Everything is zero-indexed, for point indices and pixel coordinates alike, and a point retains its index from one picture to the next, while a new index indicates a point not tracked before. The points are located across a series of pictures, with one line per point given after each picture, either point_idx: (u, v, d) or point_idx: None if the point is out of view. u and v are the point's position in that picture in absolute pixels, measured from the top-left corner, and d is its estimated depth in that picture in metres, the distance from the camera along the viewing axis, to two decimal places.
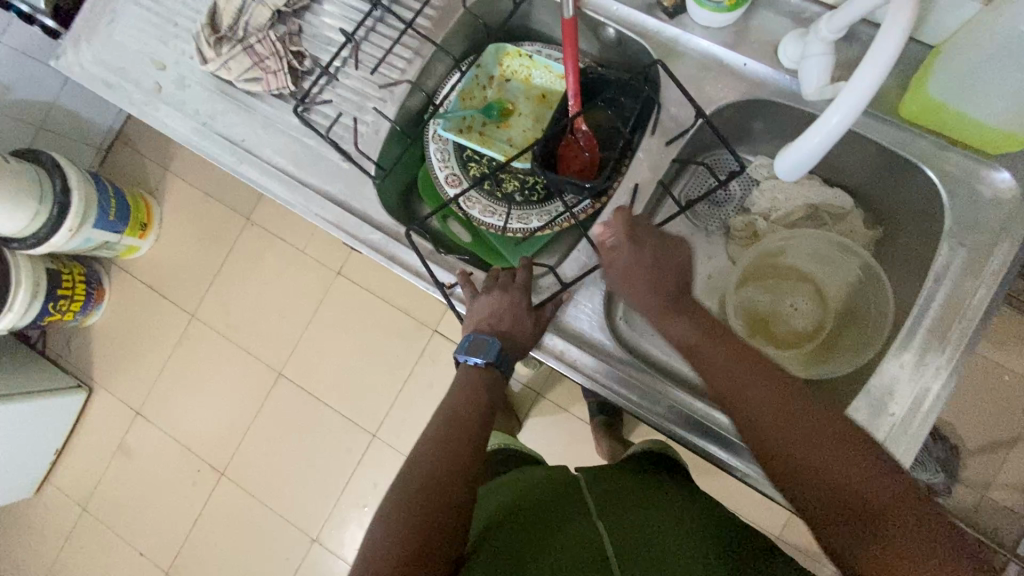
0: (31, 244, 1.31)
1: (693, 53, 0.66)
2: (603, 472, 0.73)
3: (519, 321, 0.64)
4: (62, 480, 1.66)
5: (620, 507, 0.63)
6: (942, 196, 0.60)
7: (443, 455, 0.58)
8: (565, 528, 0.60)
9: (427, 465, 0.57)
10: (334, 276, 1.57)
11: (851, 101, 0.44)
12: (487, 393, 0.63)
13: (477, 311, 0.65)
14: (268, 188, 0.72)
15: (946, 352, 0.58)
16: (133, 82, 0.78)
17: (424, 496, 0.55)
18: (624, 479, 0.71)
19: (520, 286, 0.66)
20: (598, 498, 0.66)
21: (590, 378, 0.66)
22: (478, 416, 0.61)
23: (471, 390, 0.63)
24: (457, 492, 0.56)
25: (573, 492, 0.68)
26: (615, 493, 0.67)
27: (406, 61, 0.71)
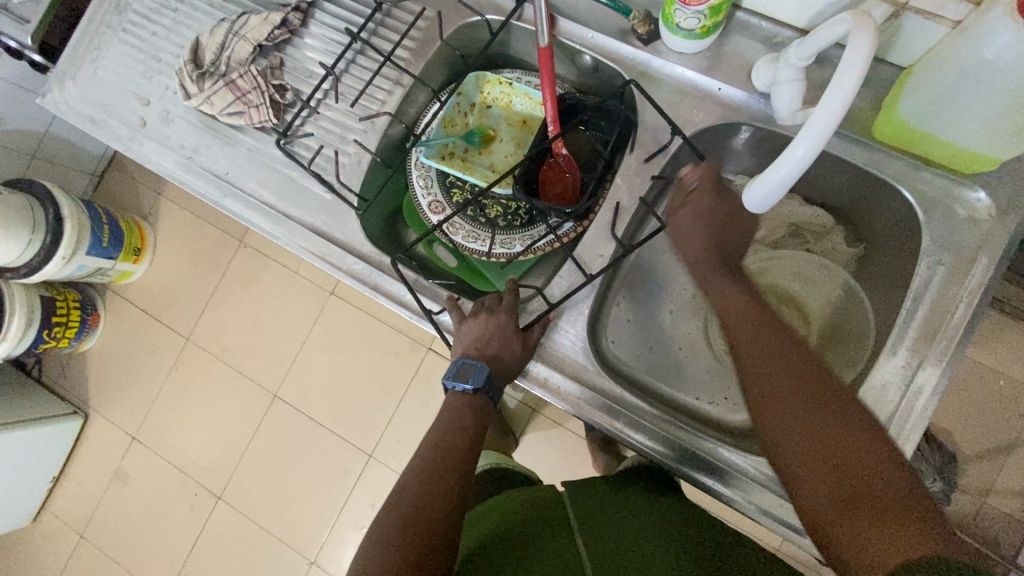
0: (24, 273, 1.32)
1: (667, 79, 0.67)
2: (591, 484, 0.73)
3: (506, 345, 0.64)
4: (60, 507, 1.65)
5: (605, 525, 0.63)
6: (919, 215, 0.60)
7: (428, 481, 0.58)
8: (547, 553, 0.59)
9: (413, 493, 0.57)
10: (328, 296, 1.57)
11: (817, 130, 0.44)
12: (472, 418, 0.63)
13: (464, 336, 0.65)
14: (252, 220, 0.73)
15: (928, 371, 0.58)
16: (118, 118, 0.78)
17: (410, 525, 0.55)
18: (611, 493, 0.70)
19: (507, 309, 0.66)
20: (584, 514, 0.65)
21: (573, 403, 0.66)
22: (467, 443, 0.61)
23: (456, 415, 0.63)
24: (442, 518, 0.56)
25: (560, 508, 0.67)
26: (602, 509, 0.66)
27: (386, 92, 0.72)
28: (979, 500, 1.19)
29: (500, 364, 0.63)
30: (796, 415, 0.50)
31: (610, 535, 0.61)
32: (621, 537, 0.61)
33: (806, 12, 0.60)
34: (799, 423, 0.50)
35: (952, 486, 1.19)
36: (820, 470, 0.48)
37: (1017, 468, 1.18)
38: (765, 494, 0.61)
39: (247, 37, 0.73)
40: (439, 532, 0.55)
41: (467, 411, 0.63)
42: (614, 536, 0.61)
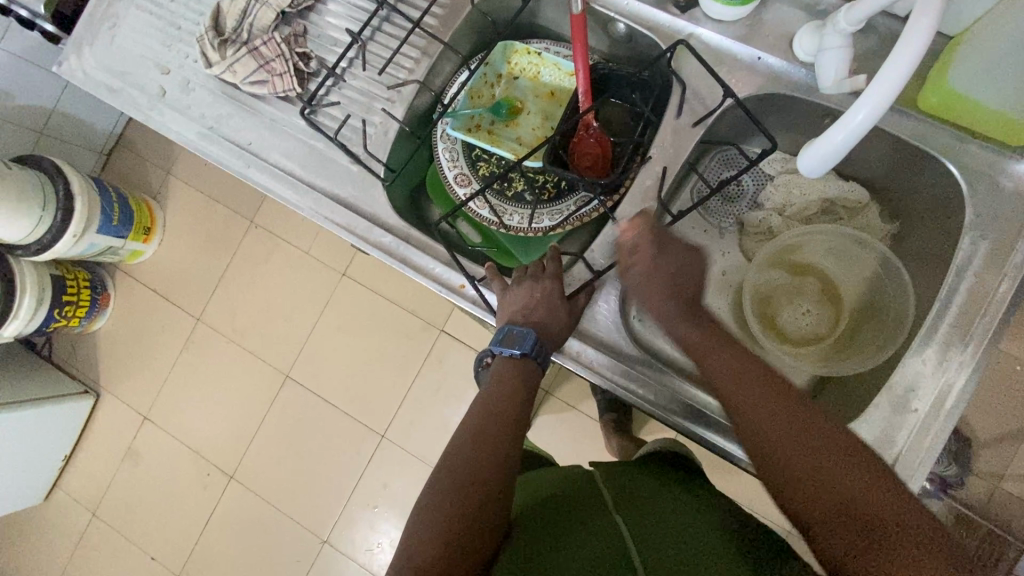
0: (36, 251, 1.31)
1: (705, 48, 0.65)
2: (631, 470, 0.72)
3: (553, 317, 0.63)
4: (72, 485, 1.66)
5: (649, 508, 0.62)
6: (963, 187, 0.59)
7: (476, 456, 0.57)
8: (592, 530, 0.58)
9: (460, 464, 0.56)
10: (339, 277, 1.56)
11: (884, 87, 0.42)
12: (524, 385, 0.62)
13: (511, 302, 0.64)
14: (276, 192, 0.72)
15: (968, 348, 0.57)
16: (137, 87, 0.77)
17: (456, 497, 0.54)
18: (650, 479, 0.69)
19: (552, 278, 0.65)
20: (626, 497, 0.64)
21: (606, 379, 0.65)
22: (513, 415, 0.59)
23: (507, 384, 0.62)
24: (488, 492, 0.55)
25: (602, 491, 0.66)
26: (644, 493, 0.65)
27: (414, 61, 0.71)
28: (993, 485, 1.19)
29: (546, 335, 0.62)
30: (794, 441, 0.49)
31: (653, 516, 0.60)
32: (664, 518, 0.60)
33: None
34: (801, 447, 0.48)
35: (966, 471, 1.19)
36: (833, 506, 0.46)
37: None
38: None
39: (270, 3, 0.72)
40: (483, 505, 0.54)
41: (515, 384, 0.62)
42: (658, 518, 0.60)
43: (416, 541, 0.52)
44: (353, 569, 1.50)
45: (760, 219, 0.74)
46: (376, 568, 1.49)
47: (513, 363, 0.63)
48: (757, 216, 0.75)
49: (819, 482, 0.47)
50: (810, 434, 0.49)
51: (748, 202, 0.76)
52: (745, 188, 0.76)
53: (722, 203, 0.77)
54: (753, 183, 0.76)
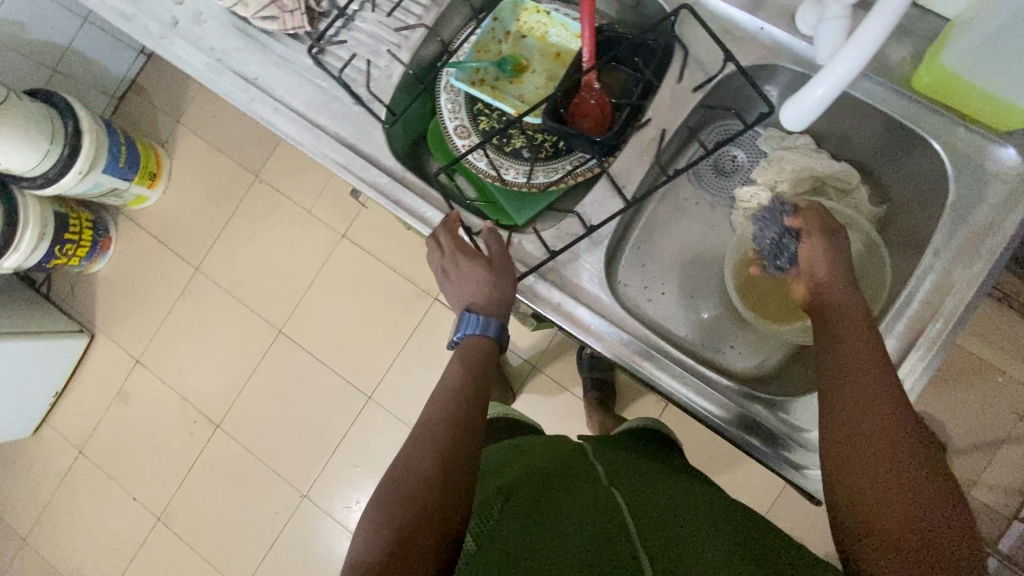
0: (41, 184, 1.32)
1: (710, 15, 0.66)
2: (610, 449, 0.72)
3: (500, 293, 0.64)
4: (61, 422, 1.68)
5: (632, 480, 0.62)
6: (948, 169, 0.60)
7: (450, 443, 0.56)
8: (581, 493, 0.58)
9: (431, 457, 0.55)
10: (339, 238, 1.58)
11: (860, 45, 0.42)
12: (484, 361, 0.63)
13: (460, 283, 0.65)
14: (278, 127, 0.73)
15: (937, 326, 0.58)
16: (149, 15, 0.77)
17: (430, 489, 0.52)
18: (630, 458, 0.70)
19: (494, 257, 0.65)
20: (607, 468, 0.64)
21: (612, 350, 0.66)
22: (476, 387, 0.60)
23: (471, 358, 0.63)
24: (465, 476, 0.54)
25: (580, 464, 0.66)
26: (624, 467, 0.65)
27: (423, 8, 0.72)
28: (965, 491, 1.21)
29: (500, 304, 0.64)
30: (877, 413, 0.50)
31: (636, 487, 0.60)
32: (647, 489, 0.60)
33: None
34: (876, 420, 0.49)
35: None
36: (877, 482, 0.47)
37: (1004, 463, 1.20)
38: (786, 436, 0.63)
39: None
40: (458, 491, 0.53)
41: (476, 366, 0.62)
42: (642, 488, 0.60)
43: (389, 513, 0.51)
44: (330, 524, 1.52)
45: (752, 194, 0.75)
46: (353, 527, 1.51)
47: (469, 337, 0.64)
48: (749, 191, 0.75)
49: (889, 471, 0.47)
50: (894, 419, 0.49)
51: (742, 177, 0.78)
52: (740, 164, 0.78)
53: (716, 176, 0.79)
54: (748, 160, 0.78)
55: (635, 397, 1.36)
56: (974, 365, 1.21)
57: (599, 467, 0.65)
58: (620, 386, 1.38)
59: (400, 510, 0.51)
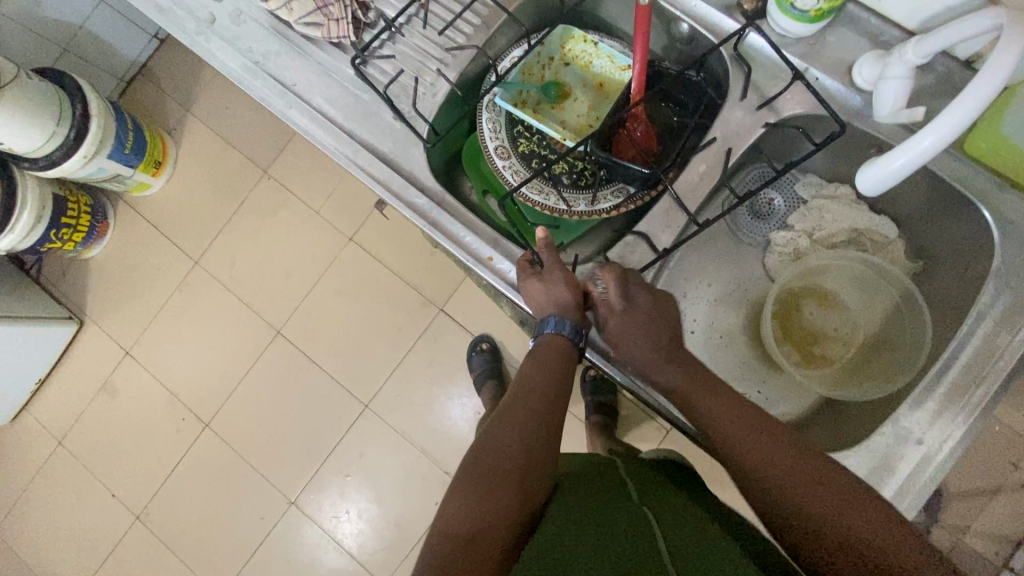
0: (42, 165, 1.27)
1: (763, 60, 0.66)
2: (642, 470, 0.69)
3: (579, 300, 0.63)
4: (42, 411, 1.62)
5: (666, 496, 0.59)
6: (995, 235, 0.60)
7: (515, 443, 0.56)
8: (618, 506, 0.54)
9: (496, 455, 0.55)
10: (346, 241, 1.55)
11: (950, 123, 0.44)
12: (556, 369, 0.62)
13: (536, 293, 0.63)
14: (315, 135, 0.70)
15: (977, 392, 0.58)
16: (186, 10, 0.75)
17: (493, 486, 0.53)
18: (662, 481, 0.67)
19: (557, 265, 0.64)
20: (638, 484, 0.62)
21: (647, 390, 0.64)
22: (544, 400, 0.60)
23: (544, 360, 0.62)
24: (528, 474, 0.55)
25: (613, 475, 0.64)
26: (658, 486, 0.63)
27: (473, 28, 0.70)
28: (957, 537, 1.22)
29: (569, 313, 0.62)
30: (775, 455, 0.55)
31: (667, 501, 0.58)
32: (683, 507, 0.57)
33: (922, 12, 0.59)
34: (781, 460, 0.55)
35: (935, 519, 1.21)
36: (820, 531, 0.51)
37: (999, 511, 1.21)
38: None
39: None
40: (510, 498, 0.53)
41: (548, 370, 0.61)
42: (689, 509, 0.57)
43: (451, 516, 0.52)
44: (316, 534, 1.49)
45: (788, 239, 0.75)
46: (339, 536, 1.48)
47: (545, 337, 0.63)
48: (784, 236, 0.75)
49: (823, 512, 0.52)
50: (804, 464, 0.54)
51: (776, 222, 0.77)
52: (776, 208, 0.77)
53: (753, 218, 0.78)
54: (785, 205, 0.77)
55: (637, 423, 1.35)
56: None
57: (631, 480, 0.62)
58: (623, 411, 1.37)
59: (460, 514, 0.52)
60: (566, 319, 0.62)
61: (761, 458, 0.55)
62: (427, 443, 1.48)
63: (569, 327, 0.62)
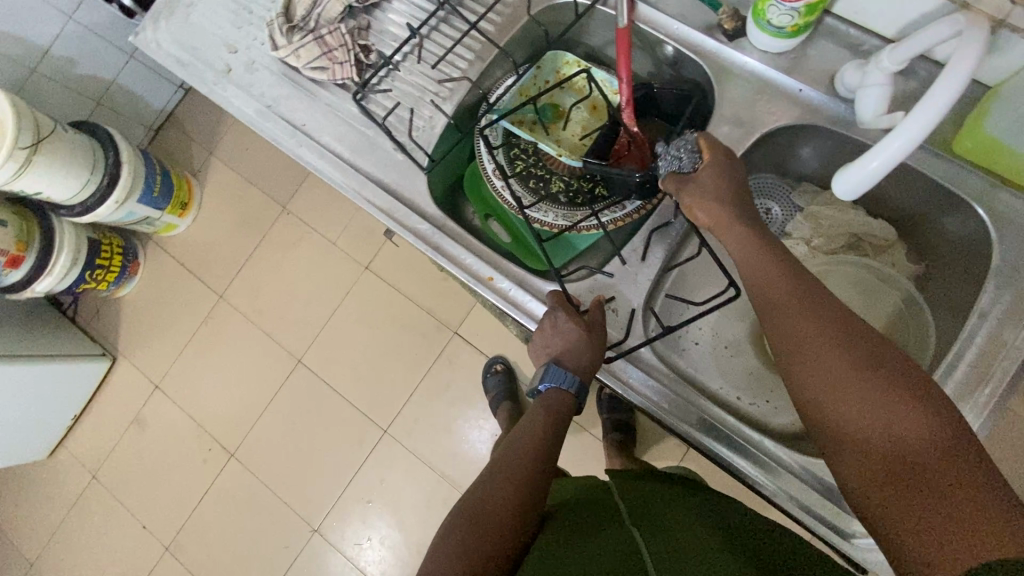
0: (77, 211, 1.36)
1: (749, 77, 0.68)
2: (649, 482, 0.71)
3: (588, 358, 0.64)
4: (77, 446, 1.68)
5: (651, 512, 0.62)
6: (992, 234, 0.60)
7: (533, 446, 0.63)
8: (603, 534, 0.57)
9: (494, 498, 0.57)
10: (362, 270, 1.60)
11: (913, 128, 0.46)
12: (562, 416, 0.66)
13: (554, 339, 0.65)
14: (323, 171, 0.75)
15: (985, 391, 0.57)
16: (205, 63, 0.81)
17: (492, 520, 0.56)
18: (655, 487, 0.70)
19: (598, 328, 0.66)
20: (627, 501, 0.64)
21: (650, 403, 0.66)
22: (551, 422, 0.65)
23: (550, 412, 0.66)
24: (524, 514, 0.58)
25: (602, 498, 0.66)
26: (646, 496, 0.66)
27: (467, 61, 0.74)
28: None
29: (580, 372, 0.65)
30: (825, 366, 0.50)
31: (654, 518, 0.60)
32: (671, 519, 0.60)
33: (898, 21, 0.61)
34: (831, 372, 0.49)
35: None
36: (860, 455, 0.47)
37: None
38: (806, 490, 0.62)
39: None
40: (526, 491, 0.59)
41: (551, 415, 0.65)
42: (663, 519, 0.59)
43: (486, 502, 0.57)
44: (340, 562, 1.49)
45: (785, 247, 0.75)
46: (362, 564, 1.48)
47: (550, 391, 0.67)
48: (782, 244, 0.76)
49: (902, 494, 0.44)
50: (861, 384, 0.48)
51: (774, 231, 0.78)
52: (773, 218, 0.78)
53: None
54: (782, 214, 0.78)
55: (655, 441, 1.34)
56: (1008, 421, 1.16)
57: (619, 501, 0.64)
58: (641, 428, 1.35)
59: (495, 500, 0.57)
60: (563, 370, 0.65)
61: (808, 373, 0.51)
62: (446, 467, 1.48)
63: (576, 383, 0.66)
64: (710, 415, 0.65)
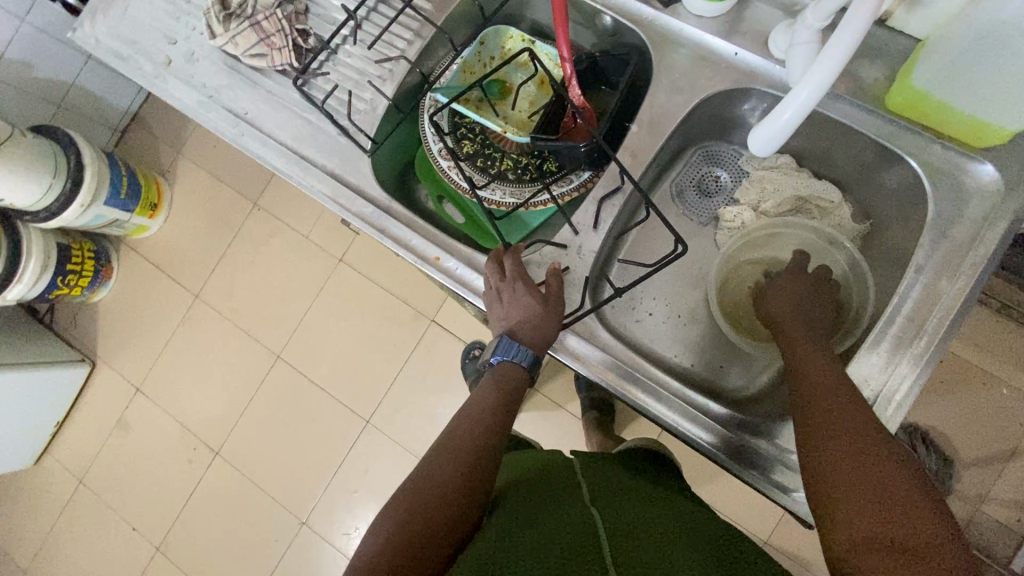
0: (42, 217, 1.34)
1: (686, 43, 0.68)
2: (606, 467, 0.72)
3: (545, 329, 0.64)
4: (62, 452, 1.69)
5: (613, 495, 0.62)
6: (926, 186, 0.61)
7: (483, 433, 0.60)
8: (560, 510, 0.57)
9: (439, 488, 0.55)
10: (336, 263, 1.59)
11: (818, 77, 0.46)
12: (515, 393, 0.64)
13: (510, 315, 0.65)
14: (267, 159, 0.74)
15: (921, 343, 0.58)
16: (144, 55, 0.80)
17: (436, 509, 0.54)
18: (613, 470, 0.71)
19: (555, 299, 0.66)
20: (591, 483, 0.65)
21: (599, 372, 0.67)
22: (501, 404, 0.63)
23: (502, 385, 0.64)
24: (470, 496, 0.56)
25: (566, 478, 0.67)
26: (607, 481, 0.67)
27: (406, 41, 0.74)
28: (974, 507, 1.16)
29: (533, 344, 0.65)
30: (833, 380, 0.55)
31: (617, 501, 0.61)
32: (631, 504, 0.60)
33: None
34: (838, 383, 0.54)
35: (946, 490, 1.16)
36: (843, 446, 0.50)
37: (1015, 477, 1.15)
38: (750, 450, 0.63)
39: None
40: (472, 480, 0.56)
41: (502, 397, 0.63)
42: (621, 504, 0.60)
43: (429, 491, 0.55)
44: (329, 552, 1.51)
45: (736, 214, 0.76)
46: (352, 553, 1.49)
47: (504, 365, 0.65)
48: (732, 211, 0.76)
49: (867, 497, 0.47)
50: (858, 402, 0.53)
51: (725, 198, 0.79)
52: (723, 184, 0.79)
53: (701, 199, 0.79)
54: (732, 180, 0.78)
55: (633, 417, 1.35)
56: (975, 378, 1.17)
57: (583, 483, 0.65)
58: (618, 405, 1.36)
59: (438, 490, 0.55)
60: (518, 345, 0.64)
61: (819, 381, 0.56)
62: None
63: (530, 357, 0.64)
64: (658, 383, 0.67)
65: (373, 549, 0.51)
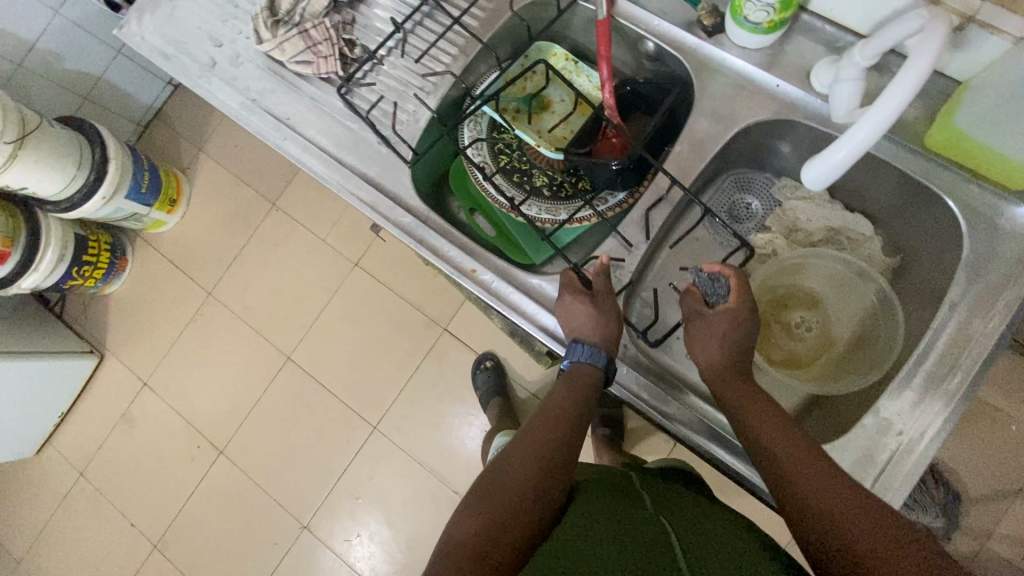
0: (64, 207, 1.35)
1: (727, 72, 0.69)
2: (658, 481, 0.69)
3: (607, 328, 0.65)
4: (64, 443, 1.68)
5: (682, 509, 0.59)
6: (961, 226, 0.62)
7: (556, 422, 0.61)
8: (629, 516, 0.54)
9: (513, 474, 0.56)
10: (351, 267, 1.60)
11: (877, 118, 0.48)
12: (590, 390, 0.63)
13: (573, 318, 0.65)
14: (307, 165, 0.75)
15: (955, 380, 0.59)
16: (189, 56, 0.81)
17: (511, 495, 0.54)
18: (668, 485, 0.69)
19: (605, 296, 0.66)
20: (654, 496, 0.62)
21: (628, 391, 0.68)
22: (572, 398, 0.62)
23: (573, 382, 0.64)
24: (542, 482, 0.56)
25: (627, 487, 0.64)
26: (670, 494, 0.64)
27: (450, 56, 0.75)
28: (980, 542, 1.16)
29: (603, 344, 0.65)
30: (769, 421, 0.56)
31: (681, 512, 0.58)
32: (703, 518, 0.56)
33: (870, 19, 0.62)
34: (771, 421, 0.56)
35: (952, 524, 1.16)
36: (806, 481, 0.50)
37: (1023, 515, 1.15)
38: None
39: None
40: (546, 468, 0.57)
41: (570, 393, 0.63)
42: (693, 517, 0.56)
43: (505, 475, 0.56)
44: (329, 558, 1.49)
45: (767, 241, 0.76)
46: (352, 560, 1.48)
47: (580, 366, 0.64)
48: (764, 238, 0.77)
49: (826, 496, 0.48)
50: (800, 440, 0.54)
51: (756, 224, 0.80)
52: (755, 211, 0.80)
53: (732, 223, 0.81)
54: (763, 208, 0.80)
55: (643, 435, 1.35)
56: (984, 413, 1.18)
57: (649, 496, 0.61)
58: (628, 424, 1.36)
59: (512, 472, 0.56)
60: (600, 350, 0.64)
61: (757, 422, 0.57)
62: (436, 463, 1.49)
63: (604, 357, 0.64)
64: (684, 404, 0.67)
65: (461, 526, 0.53)
